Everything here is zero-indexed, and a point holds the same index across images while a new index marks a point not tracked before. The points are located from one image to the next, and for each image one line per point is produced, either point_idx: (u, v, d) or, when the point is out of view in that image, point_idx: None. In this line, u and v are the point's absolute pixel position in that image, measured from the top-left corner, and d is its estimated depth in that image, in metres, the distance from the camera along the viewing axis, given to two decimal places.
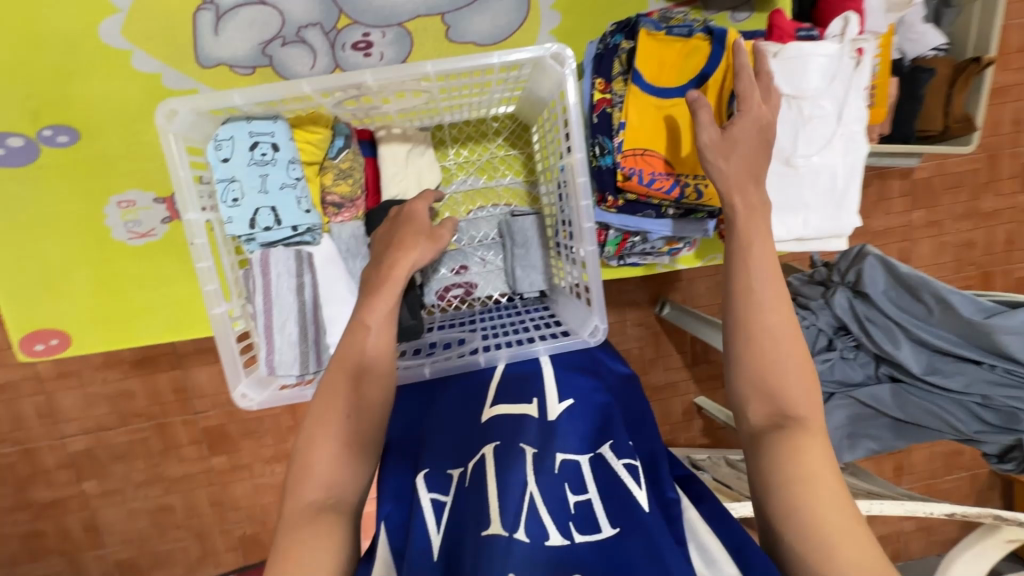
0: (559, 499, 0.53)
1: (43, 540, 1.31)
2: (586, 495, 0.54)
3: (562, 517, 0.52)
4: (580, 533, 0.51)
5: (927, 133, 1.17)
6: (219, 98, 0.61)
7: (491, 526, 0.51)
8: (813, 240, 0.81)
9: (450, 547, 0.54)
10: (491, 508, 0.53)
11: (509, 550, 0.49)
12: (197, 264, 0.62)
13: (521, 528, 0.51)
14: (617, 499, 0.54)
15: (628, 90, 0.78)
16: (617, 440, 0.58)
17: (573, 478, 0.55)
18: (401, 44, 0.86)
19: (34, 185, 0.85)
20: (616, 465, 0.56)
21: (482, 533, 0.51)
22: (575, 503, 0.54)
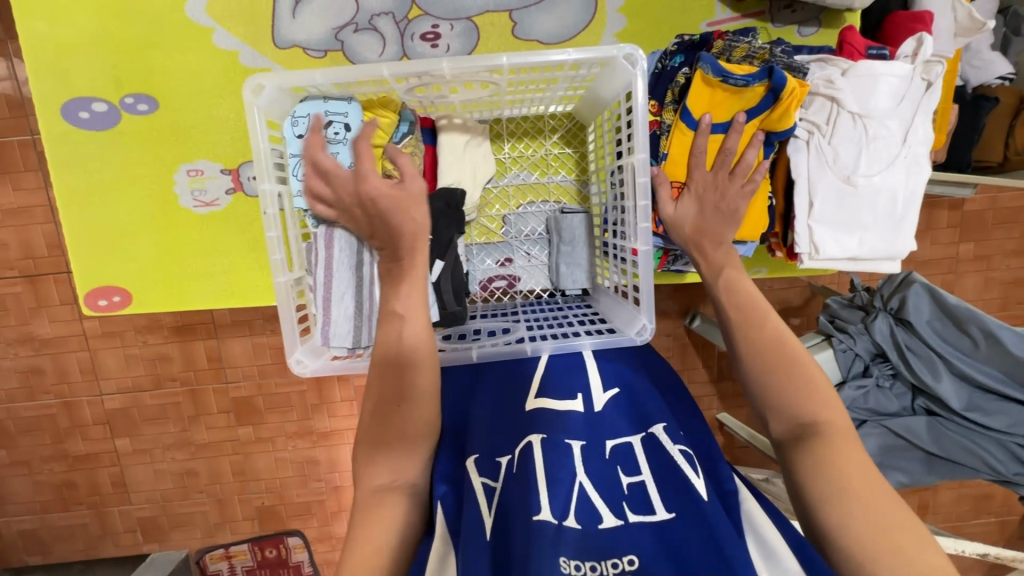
0: (611, 482, 0.55)
1: (75, 491, 1.37)
2: (640, 476, 0.56)
3: (616, 497, 0.54)
4: (634, 514, 0.53)
5: (984, 164, 1.15)
6: (299, 76, 0.63)
7: (542, 511, 0.52)
8: (865, 261, 0.80)
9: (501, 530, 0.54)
10: (542, 491, 0.54)
11: (562, 534, 0.50)
12: (267, 233, 0.64)
13: (571, 515, 0.52)
14: (671, 484, 0.55)
15: (676, 122, 0.77)
16: (668, 424, 0.61)
17: (625, 461, 0.58)
18: (468, 38, 0.88)
19: (111, 149, 0.89)
20: (672, 449, 0.58)
21: (532, 517, 0.52)
22: (629, 484, 0.56)
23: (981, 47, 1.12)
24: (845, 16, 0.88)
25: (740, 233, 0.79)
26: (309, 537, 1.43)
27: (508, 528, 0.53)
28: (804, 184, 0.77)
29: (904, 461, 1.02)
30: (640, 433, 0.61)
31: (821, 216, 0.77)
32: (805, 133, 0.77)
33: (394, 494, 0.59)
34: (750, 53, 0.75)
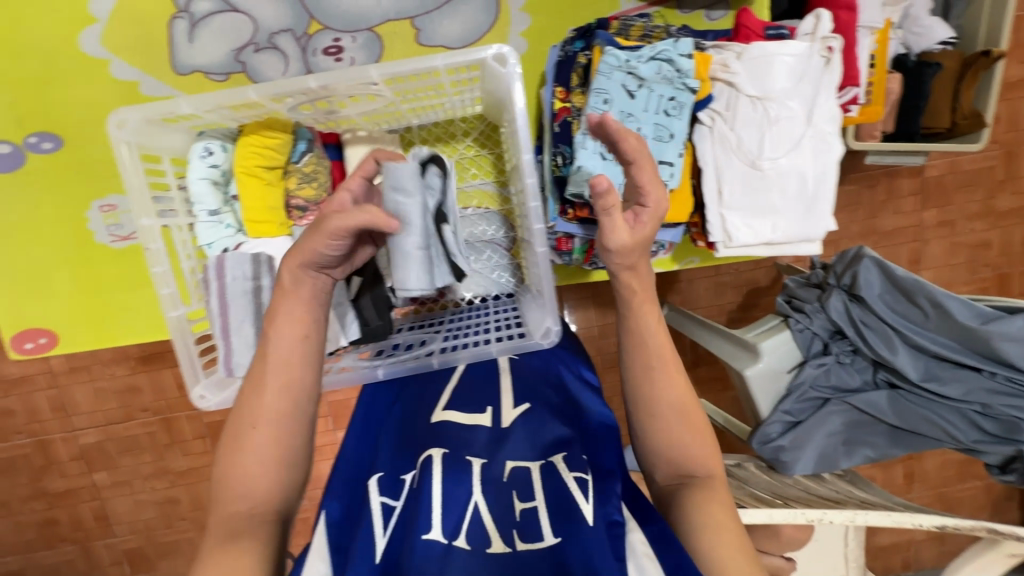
0: (505, 505, 0.55)
1: (58, 529, 1.36)
2: (534, 502, 0.55)
3: (507, 524, 0.54)
4: (523, 541, 0.52)
5: (933, 130, 1.15)
6: (167, 107, 0.62)
7: (433, 531, 0.53)
8: (783, 244, 0.78)
9: (393, 553, 0.54)
10: (435, 513, 0.54)
11: (449, 559, 0.51)
12: (152, 269, 0.63)
13: (462, 536, 0.53)
14: (563, 510, 0.54)
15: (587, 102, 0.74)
16: (571, 451, 0.58)
17: (522, 486, 0.56)
18: (370, 48, 0.87)
19: (29, 189, 0.88)
20: (567, 476, 0.56)
21: (422, 536, 0.52)
22: (521, 509, 0.55)
23: (919, 13, 1.11)
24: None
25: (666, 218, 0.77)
26: None
27: (403, 536, 0.54)
28: (712, 173, 0.76)
29: (869, 435, 1.01)
30: (542, 460, 0.59)
31: (731, 203, 0.75)
32: (708, 119, 0.76)
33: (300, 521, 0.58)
34: (647, 32, 0.75)
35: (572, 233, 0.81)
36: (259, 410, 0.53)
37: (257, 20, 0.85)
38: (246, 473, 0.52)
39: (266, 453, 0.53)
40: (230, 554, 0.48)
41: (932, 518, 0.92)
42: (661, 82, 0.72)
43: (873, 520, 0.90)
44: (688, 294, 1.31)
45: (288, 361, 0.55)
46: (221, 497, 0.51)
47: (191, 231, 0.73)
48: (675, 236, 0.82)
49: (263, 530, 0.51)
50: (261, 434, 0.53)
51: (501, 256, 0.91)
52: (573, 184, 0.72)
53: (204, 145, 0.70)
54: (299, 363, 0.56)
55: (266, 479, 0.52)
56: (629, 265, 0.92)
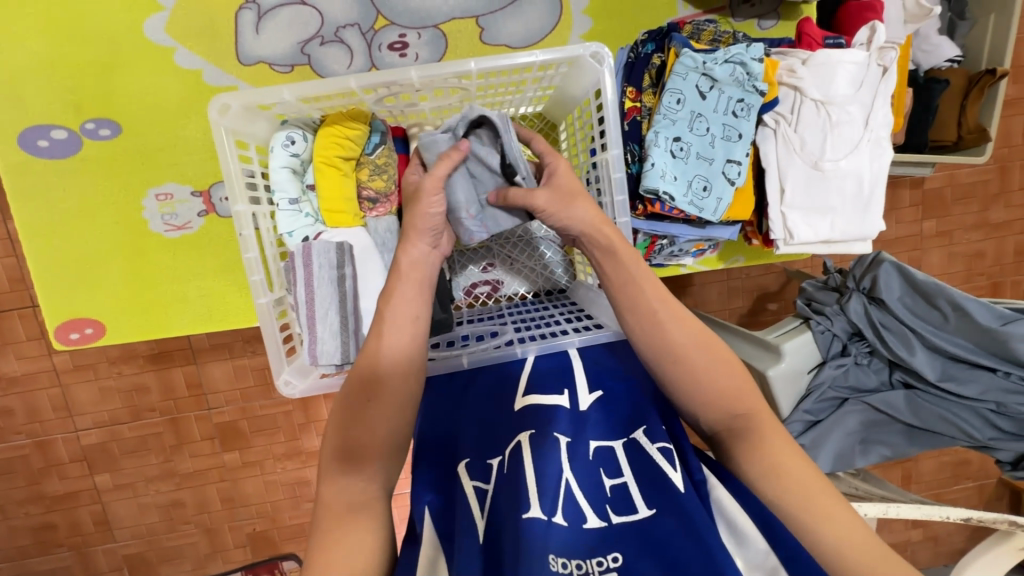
0: (595, 484, 0.55)
1: (54, 533, 1.32)
2: (622, 479, 0.55)
3: (600, 500, 0.54)
4: (618, 515, 0.52)
5: (940, 143, 1.19)
6: (269, 94, 0.63)
7: (531, 508, 0.52)
8: (839, 242, 0.82)
9: (495, 533, 0.54)
10: (530, 490, 0.54)
11: (549, 533, 0.50)
12: (245, 255, 0.64)
13: (559, 512, 0.52)
14: (653, 482, 0.54)
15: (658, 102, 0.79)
16: (651, 425, 0.59)
17: (608, 462, 0.57)
18: (436, 46, 0.88)
19: (74, 176, 0.86)
20: (651, 448, 0.57)
21: (522, 515, 0.52)
22: (612, 486, 0.55)
23: (928, 32, 1.17)
24: (801, 8, 0.91)
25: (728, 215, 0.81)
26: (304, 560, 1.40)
27: (501, 524, 0.54)
28: (775, 172, 0.80)
29: (883, 433, 1.07)
30: (622, 437, 0.59)
31: (792, 202, 0.79)
32: (773, 122, 0.80)
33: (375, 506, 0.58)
34: (717, 37, 0.79)
35: (638, 229, 0.84)
36: (373, 387, 0.59)
37: (323, 14, 0.85)
38: (360, 450, 0.58)
39: (377, 430, 0.59)
40: (354, 525, 0.55)
41: (957, 511, 0.96)
42: (732, 85, 0.76)
43: (904, 513, 0.93)
44: (700, 296, 1.31)
45: (397, 353, 0.61)
46: (332, 474, 0.57)
47: (271, 219, 0.73)
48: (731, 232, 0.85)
49: (375, 507, 0.57)
50: (375, 410, 0.59)
51: (557, 253, 0.92)
52: (648, 180, 0.74)
53: (288, 134, 0.70)
54: (406, 354, 0.61)
55: (376, 454, 0.58)
56: (679, 263, 0.93)
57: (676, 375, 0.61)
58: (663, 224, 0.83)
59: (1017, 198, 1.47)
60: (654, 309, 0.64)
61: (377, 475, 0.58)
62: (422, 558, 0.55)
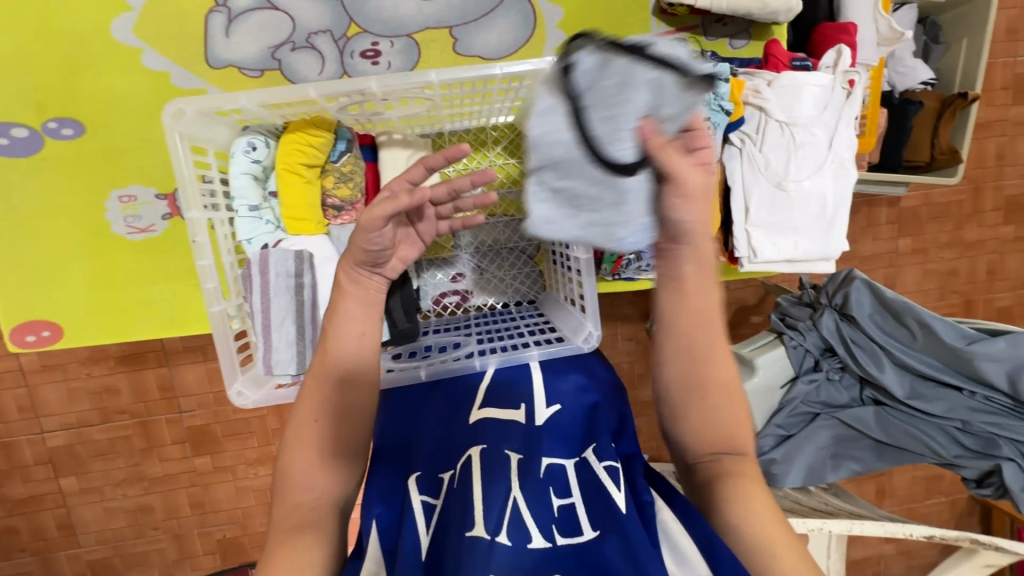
0: (543, 503, 0.54)
1: (16, 538, 1.28)
2: (570, 498, 0.55)
3: (546, 519, 0.53)
4: (563, 536, 0.52)
5: (914, 163, 1.22)
6: (225, 100, 0.63)
7: (476, 527, 0.52)
8: (802, 261, 0.84)
9: (438, 550, 0.54)
10: (475, 509, 0.53)
11: (492, 552, 0.49)
12: (198, 261, 0.63)
13: (503, 532, 0.51)
14: (597, 503, 0.55)
15: None
16: (600, 443, 0.60)
17: (557, 482, 0.57)
18: (409, 54, 0.88)
19: (36, 175, 0.85)
20: (598, 468, 0.57)
21: (465, 533, 0.51)
22: (559, 506, 0.55)
23: (903, 54, 1.18)
24: (772, 28, 0.92)
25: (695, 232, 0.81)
26: None
27: (445, 538, 0.54)
28: (740, 191, 0.81)
29: (854, 450, 1.07)
30: (574, 457, 0.59)
31: (757, 219, 0.80)
32: (739, 141, 0.80)
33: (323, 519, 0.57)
34: None
35: None
36: (320, 406, 0.58)
37: (295, 20, 0.85)
38: (309, 469, 0.57)
39: (327, 448, 0.58)
40: (296, 541, 0.55)
41: (920, 529, 0.97)
42: None
43: (868, 530, 0.94)
44: None
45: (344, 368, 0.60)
46: (282, 490, 0.57)
47: (229, 226, 0.72)
48: None
49: (324, 523, 0.57)
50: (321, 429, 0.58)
51: (526, 264, 0.92)
52: None
53: (249, 140, 0.70)
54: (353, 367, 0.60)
55: (325, 470, 0.57)
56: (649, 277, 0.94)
57: None
58: None
59: (990, 219, 1.50)
60: None
61: (332, 490, 0.58)
62: (364, 569, 0.55)
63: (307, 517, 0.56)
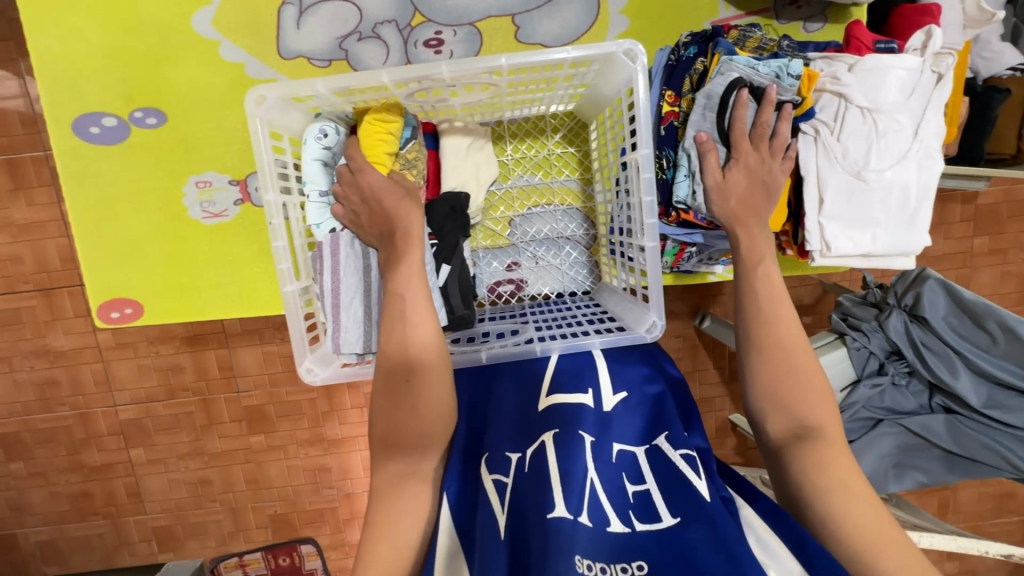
0: (618, 488, 0.54)
1: (91, 502, 1.38)
2: (644, 485, 0.54)
3: (623, 505, 0.53)
4: (642, 522, 0.51)
5: (998, 155, 1.13)
6: (301, 87, 0.64)
7: (557, 508, 0.51)
8: (879, 256, 0.79)
9: (515, 529, 0.52)
10: (554, 488, 0.52)
11: (576, 533, 0.49)
12: (274, 243, 0.65)
13: (584, 513, 0.51)
14: (678, 492, 0.53)
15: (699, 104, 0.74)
16: (672, 432, 0.58)
17: (629, 468, 0.56)
18: (470, 43, 0.88)
19: (123, 161, 0.90)
20: (673, 456, 0.56)
21: (547, 515, 0.50)
22: (634, 492, 0.54)
23: (990, 38, 1.10)
24: (850, 11, 0.87)
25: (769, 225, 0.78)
26: (322, 545, 1.43)
27: (521, 516, 0.53)
28: (813, 181, 0.76)
29: (922, 460, 1.00)
30: (645, 444, 0.58)
31: (831, 212, 0.76)
32: (813, 129, 0.76)
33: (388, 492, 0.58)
34: (762, 44, 0.76)
35: (667, 234, 0.83)
36: (412, 367, 0.62)
37: (361, 11, 0.87)
38: (412, 428, 0.61)
39: (424, 410, 0.61)
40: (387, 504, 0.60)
41: (999, 547, 0.91)
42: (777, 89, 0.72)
43: (937, 543, 0.89)
44: (731, 306, 1.27)
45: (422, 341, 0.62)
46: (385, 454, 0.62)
47: (301, 210, 0.74)
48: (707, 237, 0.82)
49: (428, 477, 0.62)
50: (415, 390, 0.61)
51: (582, 253, 0.92)
52: (679, 191, 0.76)
53: (320, 127, 0.71)
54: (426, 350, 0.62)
55: (426, 433, 0.62)
56: (708, 271, 0.91)
57: None
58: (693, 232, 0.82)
59: None
60: None
61: (407, 465, 0.62)
62: (440, 545, 0.56)
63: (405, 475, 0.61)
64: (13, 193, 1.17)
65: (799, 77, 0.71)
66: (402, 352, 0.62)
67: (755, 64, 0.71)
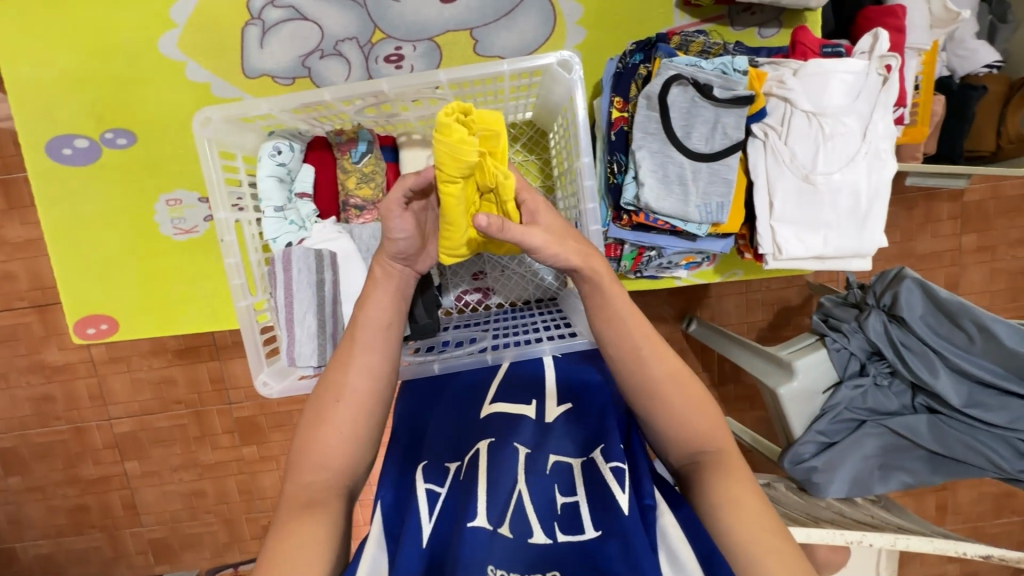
0: (546, 498, 0.54)
1: (88, 515, 1.40)
2: (574, 497, 0.54)
3: (548, 517, 0.53)
4: (564, 533, 0.51)
5: (976, 153, 1.11)
6: (248, 107, 0.68)
7: (478, 517, 0.52)
8: (833, 258, 0.80)
9: (439, 540, 0.54)
10: (479, 498, 0.54)
11: (491, 543, 0.50)
12: (226, 259, 0.68)
13: (505, 524, 0.52)
14: (601, 504, 0.53)
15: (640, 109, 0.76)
16: (609, 444, 0.57)
17: (563, 479, 0.56)
18: (431, 57, 0.90)
19: (96, 182, 0.93)
20: (604, 468, 0.55)
21: (466, 523, 0.52)
22: (563, 503, 0.54)
23: (964, 36, 1.10)
24: (804, 15, 0.88)
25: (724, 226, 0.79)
26: None
27: (448, 523, 0.55)
28: (763, 185, 0.78)
29: (905, 461, 1.00)
30: (582, 455, 0.58)
31: (782, 215, 0.77)
32: (762, 133, 0.78)
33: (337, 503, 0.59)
34: (706, 48, 0.77)
35: (623, 238, 0.84)
36: (343, 389, 0.62)
37: (323, 29, 0.89)
38: (329, 446, 0.60)
39: (352, 429, 0.61)
40: (311, 516, 0.57)
41: (977, 547, 0.90)
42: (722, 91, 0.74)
43: (914, 545, 0.87)
44: (717, 309, 1.28)
45: (359, 357, 0.63)
46: (299, 467, 0.59)
47: (257, 226, 0.77)
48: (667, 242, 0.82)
49: (335, 502, 0.59)
50: (346, 409, 0.61)
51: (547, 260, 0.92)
52: (626, 194, 0.77)
53: (274, 145, 0.75)
54: (380, 364, 0.64)
55: (346, 453, 0.60)
56: (672, 276, 0.92)
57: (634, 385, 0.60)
58: (649, 236, 0.82)
59: None
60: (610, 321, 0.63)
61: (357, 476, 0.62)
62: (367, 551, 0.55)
63: (316, 492, 0.58)
64: (7, 214, 1.19)
65: (747, 72, 0.74)
66: (344, 369, 0.63)
67: (697, 63, 0.74)
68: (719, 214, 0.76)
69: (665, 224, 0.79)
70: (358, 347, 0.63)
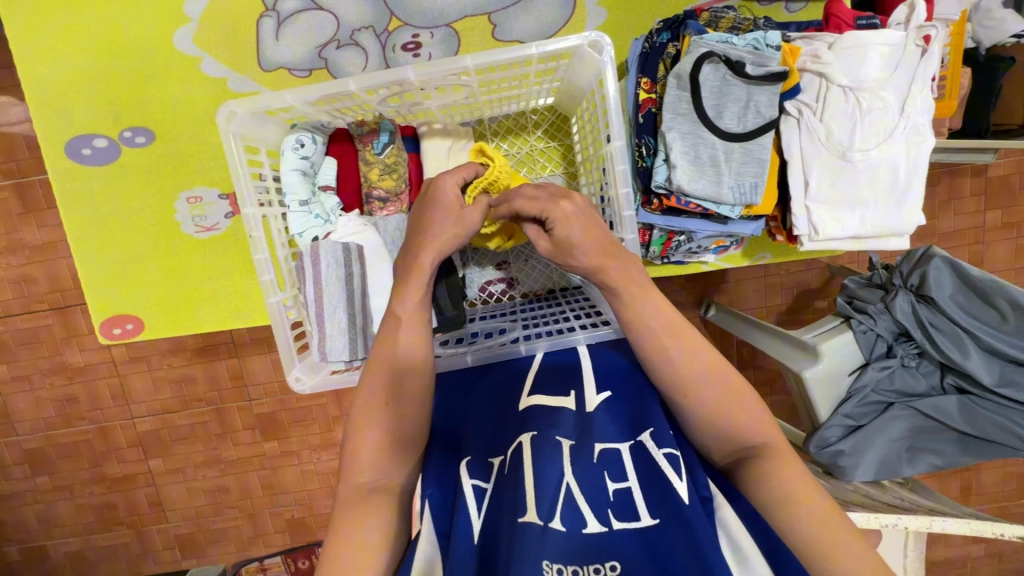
0: (597, 487, 0.53)
1: (115, 512, 1.42)
2: (626, 482, 0.54)
3: (601, 504, 0.53)
4: (619, 520, 0.52)
5: (1005, 126, 1.05)
6: (273, 99, 0.67)
7: (528, 513, 0.52)
8: (870, 238, 0.79)
9: (489, 536, 0.55)
10: (527, 495, 0.53)
11: (545, 539, 0.50)
12: (255, 256, 0.67)
13: (557, 518, 0.52)
14: (656, 492, 0.53)
15: (670, 91, 0.74)
16: (657, 428, 0.57)
17: (612, 466, 0.55)
18: (449, 44, 0.88)
19: (114, 182, 0.92)
20: (657, 454, 0.55)
21: (517, 519, 0.52)
22: (615, 490, 0.54)
23: (990, 6, 1.04)
24: None
25: (757, 208, 0.78)
26: None
27: (499, 518, 0.55)
28: (798, 164, 0.77)
29: (935, 442, 0.98)
30: (629, 440, 0.58)
31: (817, 195, 0.77)
32: (796, 111, 0.77)
33: (380, 498, 0.59)
34: (737, 24, 0.75)
35: (653, 223, 0.83)
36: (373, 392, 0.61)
37: (339, 18, 0.87)
38: (375, 448, 0.60)
39: (391, 430, 0.61)
40: (361, 518, 0.58)
41: (1016, 528, 0.87)
42: (756, 67, 0.72)
43: (950, 527, 0.85)
44: (736, 294, 1.25)
45: (392, 353, 0.63)
46: (350, 471, 0.60)
47: (282, 221, 0.77)
48: (697, 227, 0.81)
49: (382, 502, 0.59)
50: (377, 409, 0.61)
51: None
52: (657, 177, 0.76)
53: (297, 138, 0.75)
54: (407, 357, 0.63)
55: (389, 453, 0.60)
56: (700, 260, 0.91)
57: (673, 375, 0.60)
58: (679, 220, 0.81)
59: None
60: (649, 314, 0.61)
61: (399, 471, 0.61)
62: (421, 553, 0.56)
63: (367, 490, 0.59)
64: (25, 216, 1.19)
65: (779, 48, 0.72)
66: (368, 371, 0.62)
67: (729, 39, 0.72)
68: (753, 194, 0.75)
69: (696, 208, 0.78)
70: (388, 343, 0.63)
